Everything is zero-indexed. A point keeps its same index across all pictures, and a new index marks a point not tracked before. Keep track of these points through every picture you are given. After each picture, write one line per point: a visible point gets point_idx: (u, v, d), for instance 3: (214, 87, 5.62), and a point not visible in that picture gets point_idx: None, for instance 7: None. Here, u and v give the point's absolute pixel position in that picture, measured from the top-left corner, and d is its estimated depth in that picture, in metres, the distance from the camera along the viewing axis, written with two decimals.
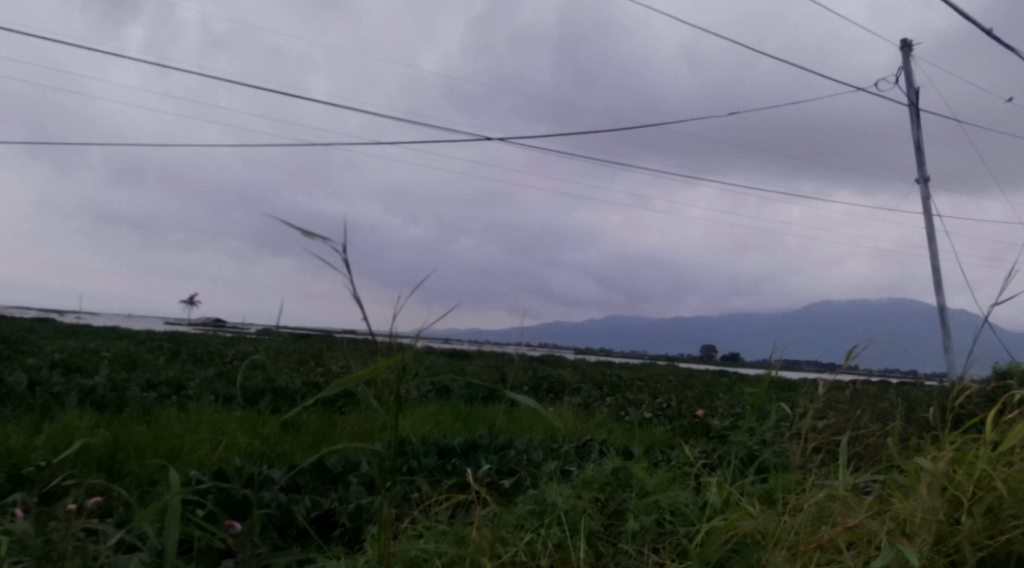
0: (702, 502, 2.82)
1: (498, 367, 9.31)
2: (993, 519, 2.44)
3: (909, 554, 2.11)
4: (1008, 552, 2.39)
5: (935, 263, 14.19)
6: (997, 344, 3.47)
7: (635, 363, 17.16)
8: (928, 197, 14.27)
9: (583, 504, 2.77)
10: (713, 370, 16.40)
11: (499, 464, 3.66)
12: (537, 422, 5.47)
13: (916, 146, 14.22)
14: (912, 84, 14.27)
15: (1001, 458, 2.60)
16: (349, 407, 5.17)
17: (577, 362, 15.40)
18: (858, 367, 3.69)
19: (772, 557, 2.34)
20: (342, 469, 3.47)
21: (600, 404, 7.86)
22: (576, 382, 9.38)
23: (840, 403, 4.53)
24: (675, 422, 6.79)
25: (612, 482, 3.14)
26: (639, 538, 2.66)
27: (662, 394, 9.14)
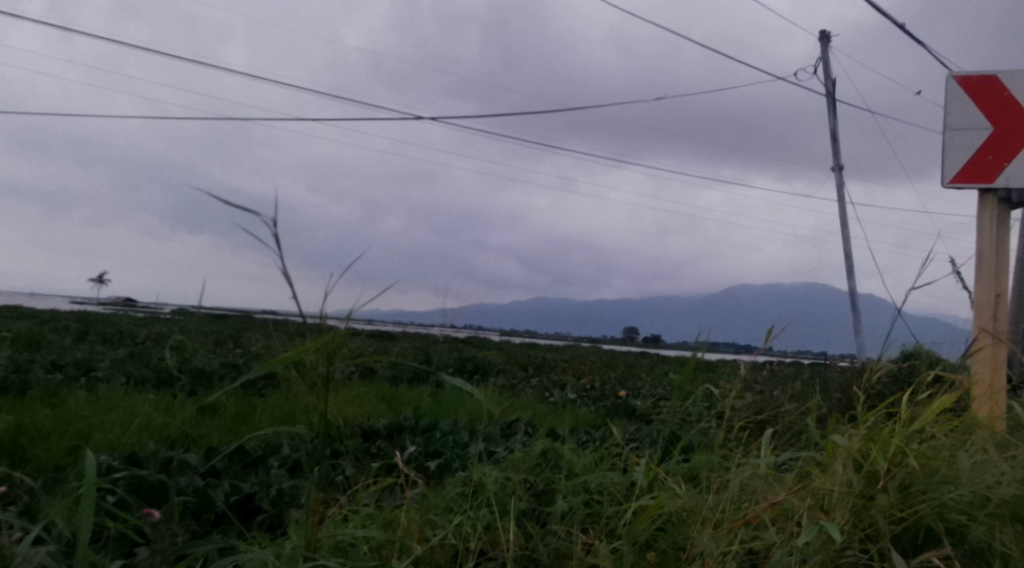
0: (629, 481, 2.83)
1: (422, 348, 9.24)
2: (905, 494, 2.51)
3: (830, 530, 2.16)
4: (919, 525, 2.47)
5: (847, 249, 14.77)
6: (908, 328, 3.61)
7: (558, 345, 17.31)
8: (842, 185, 14.79)
9: (512, 485, 2.75)
10: (634, 351, 16.67)
11: (425, 446, 3.62)
12: (463, 404, 5.45)
13: (831, 136, 14.72)
14: (829, 75, 14.73)
15: (913, 435, 2.69)
16: (270, 389, 5.04)
17: (502, 344, 15.44)
18: (777, 349, 3.79)
19: (699, 534, 2.37)
20: (262, 452, 3.37)
21: (525, 385, 7.89)
22: (501, 363, 9.40)
23: (759, 384, 4.65)
24: (599, 403, 6.88)
25: (542, 463, 3.13)
26: (567, 518, 2.65)
27: (587, 375, 9.24)
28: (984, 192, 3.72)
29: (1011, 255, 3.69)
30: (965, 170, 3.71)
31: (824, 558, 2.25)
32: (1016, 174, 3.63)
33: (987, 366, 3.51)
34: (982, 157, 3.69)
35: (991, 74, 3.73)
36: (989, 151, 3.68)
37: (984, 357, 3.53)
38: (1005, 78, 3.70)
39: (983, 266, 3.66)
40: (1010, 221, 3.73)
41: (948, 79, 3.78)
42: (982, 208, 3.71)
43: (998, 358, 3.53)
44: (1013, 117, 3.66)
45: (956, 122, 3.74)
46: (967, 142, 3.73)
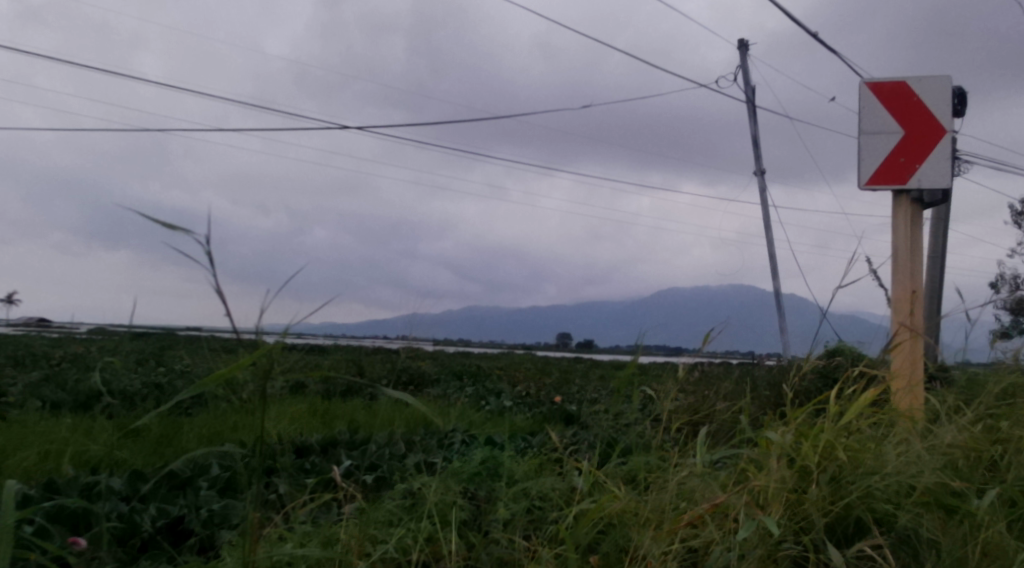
0: (569, 486, 2.83)
1: (354, 361, 9.10)
2: (836, 486, 2.57)
3: (768, 525, 2.20)
4: (849, 516, 2.52)
5: (771, 250, 15.22)
6: (832, 326, 3.73)
7: (493, 353, 17.29)
8: (764, 189, 15.20)
9: (451, 496, 2.73)
10: (568, 357, 16.77)
11: (361, 459, 3.55)
12: (398, 416, 5.38)
13: (751, 141, 15.13)
14: (749, 82, 15.15)
15: (840, 428, 2.77)
16: (197, 408, 4.89)
17: (435, 354, 15.35)
18: (709, 350, 3.88)
19: (640, 536, 2.37)
20: (191, 473, 3.25)
21: (461, 394, 7.85)
22: (435, 373, 9.33)
23: (692, 385, 4.73)
24: (535, 410, 6.88)
25: (482, 472, 3.10)
26: (510, 526, 2.63)
27: (521, 382, 9.25)
28: (897, 193, 3.86)
29: (925, 253, 3.83)
30: (879, 172, 3.85)
31: (763, 554, 2.29)
32: (927, 176, 3.78)
33: (906, 359, 3.62)
34: (895, 159, 3.84)
35: (901, 80, 3.88)
36: (902, 154, 3.83)
37: (903, 351, 3.64)
38: (914, 84, 3.86)
39: (899, 265, 3.80)
40: (922, 220, 3.89)
41: (860, 84, 3.92)
42: (897, 208, 3.85)
43: (916, 352, 3.65)
44: (922, 121, 3.81)
45: (870, 126, 3.88)
46: (881, 145, 3.87)
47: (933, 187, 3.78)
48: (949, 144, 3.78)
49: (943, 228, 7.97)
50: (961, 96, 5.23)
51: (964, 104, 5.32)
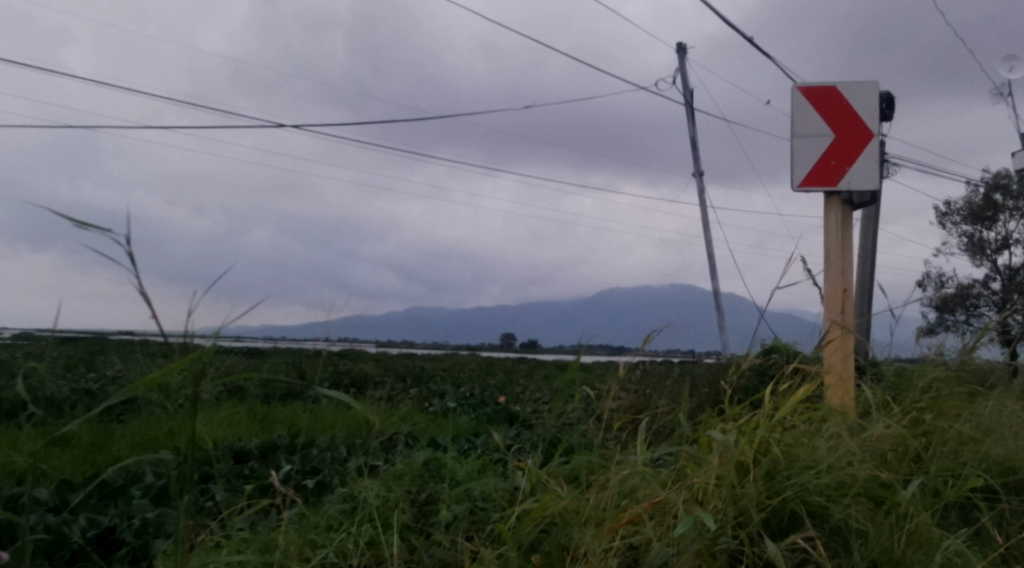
0: (511, 486, 2.84)
1: (295, 364, 8.96)
2: (771, 481, 2.62)
3: (705, 520, 2.24)
4: (784, 509, 2.58)
5: (710, 250, 15.50)
6: (768, 324, 3.81)
7: (436, 355, 17.20)
8: (702, 190, 15.48)
9: (392, 499, 2.71)
10: (511, 357, 16.77)
11: (301, 464, 3.50)
12: (340, 420, 5.32)
13: (690, 143, 15.38)
14: (687, 85, 15.40)
15: (775, 424, 2.83)
16: (129, 414, 4.75)
17: (378, 356, 15.22)
18: (650, 349, 3.93)
19: (581, 535, 2.38)
20: (123, 481, 3.16)
21: (404, 396, 7.80)
22: (378, 375, 9.25)
23: (634, 384, 4.78)
24: (479, 411, 6.89)
25: (424, 473, 3.08)
26: (452, 527, 2.63)
27: (465, 383, 9.24)
28: (829, 195, 3.98)
29: (855, 252, 3.95)
30: (812, 175, 3.95)
31: (701, 548, 2.33)
32: (857, 178, 3.90)
33: (838, 356, 3.72)
34: (827, 162, 3.95)
35: (831, 84, 3.99)
36: (833, 157, 3.94)
37: (834, 348, 3.74)
38: (844, 89, 3.98)
39: (831, 264, 3.91)
40: (852, 221, 4.01)
41: (793, 89, 4.02)
42: (828, 209, 3.96)
43: (847, 349, 3.75)
44: (852, 125, 3.93)
45: (803, 130, 3.98)
46: (812, 148, 3.97)
47: (862, 189, 3.90)
48: (877, 147, 3.90)
49: (874, 228, 8.22)
50: (888, 100, 5.40)
51: (892, 109, 5.49)
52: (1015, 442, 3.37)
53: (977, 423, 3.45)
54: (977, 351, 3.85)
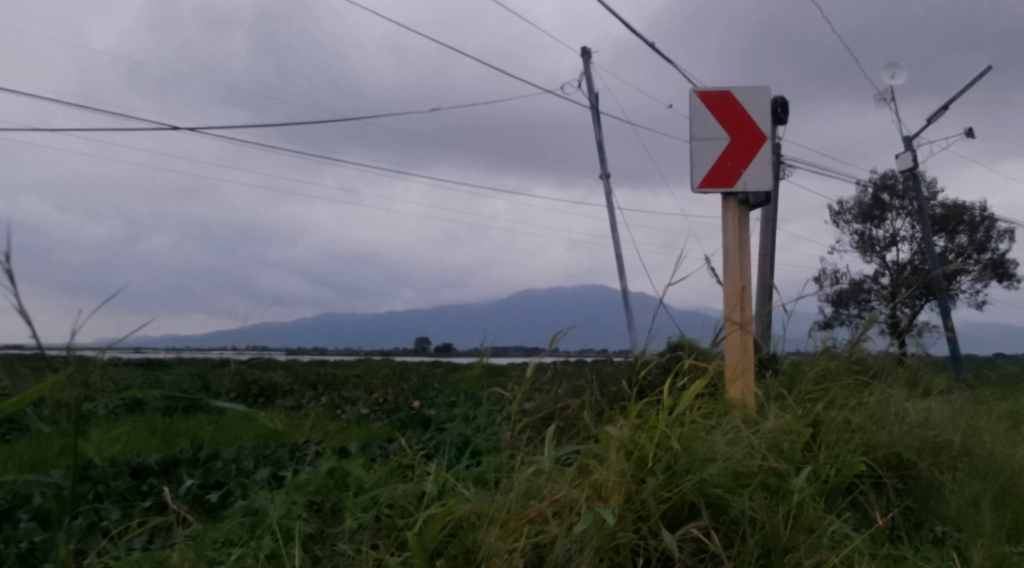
0: (418, 491, 2.83)
1: (199, 375, 8.68)
2: (671, 474, 2.69)
3: (604, 516, 2.29)
4: (683, 501, 2.65)
5: (618, 251, 15.81)
6: (670, 320, 3.90)
7: (349, 361, 16.94)
8: (609, 193, 15.77)
9: (295, 509, 2.67)
10: (425, 361, 16.68)
11: (204, 477, 3.39)
12: (246, 431, 5.17)
13: (597, 145, 15.63)
14: (593, 89, 15.66)
15: (674, 420, 2.91)
16: (18, 433, 4.51)
17: (288, 364, 14.90)
18: (558, 348, 3.97)
19: (485, 537, 2.40)
20: (8, 505, 3.01)
21: (315, 404, 7.66)
22: (287, 383, 9.05)
23: (545, 385, 4.82)
24: (391, 416, 6.83)
25: (329, 483, 3.03)
26: (357, 536, 2.61)
27: (379, 389, 9.14)
28: (726, 196, 4.12)
29: (751, 250, 4.09)
30: (710, 176, 4.09)
31: (599, 544, 2.37)
32: (751, 179, 4.05)
33: (737, 351, 3.84)
34: (723, 164, 4.09)
35: (726, 89, 4.13)
36: (729, 159, 4.09)
37: (734, 342, 3.86)
38: (738, 94, 4.12)
39: (729, 262, 4.05)
40: (749, 221, 4.16)
41: (689, 93, 4.14)
42: (726, 210, 4.10)
43: (746, 343, 3.86)
44: (745, 129, 4.08)
45: (700, 133, 4.11)
46: (709, 150, 4.11)
47: (757, 190, 4.06)
48: (769, 149, 4.07)
49: (771, 228, 8.54)
50: (782, 104, 5.62)
51: (785, 113, 5.72)
52: (898, 429, 3.57)
53: (865, 412, 3.64)
54: (863, 343, 4.08)
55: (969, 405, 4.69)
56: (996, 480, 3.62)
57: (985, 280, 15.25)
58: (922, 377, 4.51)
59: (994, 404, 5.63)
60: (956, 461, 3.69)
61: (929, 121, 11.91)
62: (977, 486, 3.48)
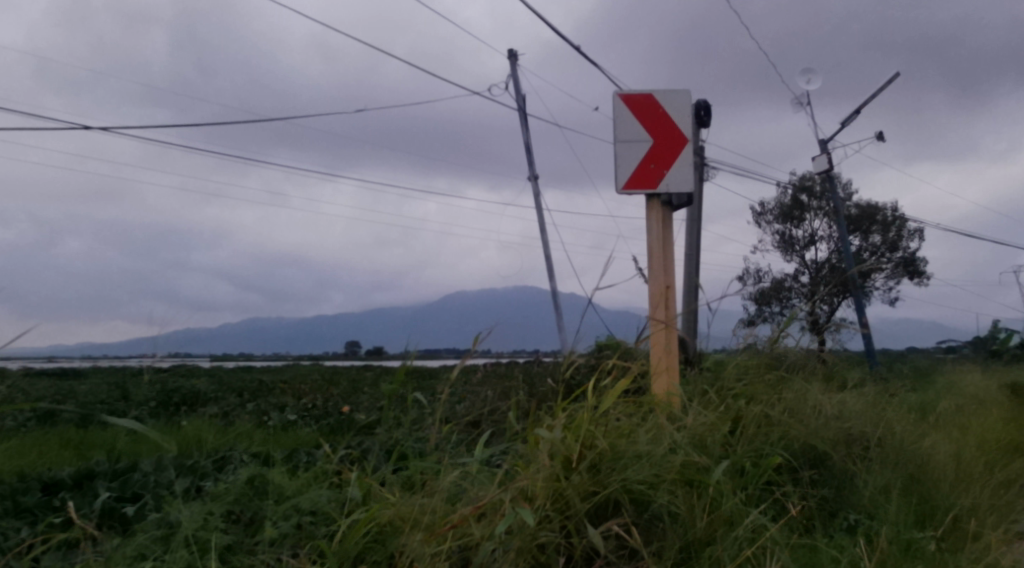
0: (342, 497, 2.79)
1: (117, 385, 8.37)
2: (596, 473, 2.71)
3: (526, 516, 2.30)
4: (608, 499, 2.67)
5: (548, 252, 15.92)
6: (596, 320, 3.92)
7: (276, 366, 16.61)
8: (538, 194, 15.87)
9: (212, 521, 2.60)
10: (355, 365, 16.47)
11: (120, 490, 3.27)
12: (166, 440, 5.01)
13: (525, 147, 15.70)
14: (520, 91, 15.74)
15: (599, 419, 2.93)
16: None
17: (212, 371, 14.52)
18: (486, 350, 3.95)
19: (409, 541, 2.38)
20: None
21: (240, 411, 7.48)
22: (211, 391, 8.81)
23: (475, 387, 4.81)
24: (319, 422, 6.72)
25: (248, 491, 2.96)
26: (277, 546, 2.56)
27: (307, 395, 8.98)
28: (649, 197, 4.18)
29: (675, 251, 4.17)
30: (633, 178, 4.15)
31: (522, 545, 2.38)
32: (674, 181, 4.13)
33: (662, 350, 3.89)
34: (646, 166, 4.15)
35: (648, 92, 4.20)
36: (652, 161, 4.15)
37: (659, 342, 3.90)
38: (660, 97, 4.20)
39: (654, 262, 4.12)
40: (672, 221, 4.23)
41: (613, 96, 4.20)
42: (650, 211, 4.17)
43: (671, 342, 3.91)
44: (667, 131, 4.16)
45: (622, 135, 4.18)
46: (633, 153, 4.17)
47: (679, 191, 4.14)
48: (690, 151, 4.15)
49: (696, 228, 8.72)
50: (704, 108, 5.75)
51: (708, 116, 5.85)
52: (813, 423, 3.70)
53: (783, 407, 3.74)
54: (782, 340, 4.20)
55: (882, 398, 4.86)
56: (906, 469, 3.78)
57: (897, 277, 15.90)
58: (838, 371, 4.67)
59: (905, 395, 5.87)
60: (868, 452, 3.83)
61: (843, 125, 12.36)
62: (887, 475, 3.63)
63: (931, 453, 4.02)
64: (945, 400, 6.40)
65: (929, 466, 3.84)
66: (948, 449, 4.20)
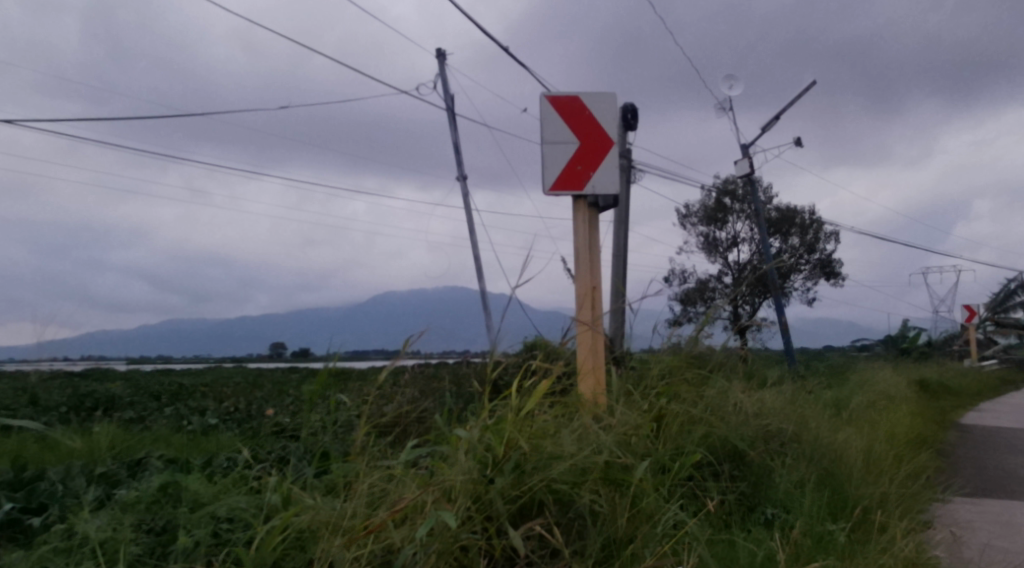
0: (261, 502, 2.72)
1: (24, 389, 7.99)
2: (520, 473, 2.71)
3: (447, 518, 2.28)
4: (531, 499, 2.67)
5: (476, 252, 15.91)
6: (521, 318, 3.87)
7: (197, 369, 16.14)
8: (467, 194, 15.83)
9: (121, 531, 2.51)
10: (280, 367, 16.13)
11: (25, 500, 3.12)
12: (77, 447, 4.80)
13: (454, 147, 15.65)
14: (448, 90, 15.67)
15: (523, 419, 2.92)
16: None
17: (129, 374, 14.01)
18: (411, 350, 3.89)
19: (328, 547, 2.34)
20: None
21: (158, 416, 7.23)
22: (128, 395, 8.50)
23: (401, 389, 4.76)
24: (241, 426, 6.55)
25: (161, 499, 2.86)
26: (191, 555, 2.48)
27: (229, 398, 8.75)
28: (576, 199, 4.21)
29: (602, 251, 4.21)
30: (560, 179, 4.17)
31: (443, 548, 2.36)
32: (600, 182, 4.17)
33: (587, 349, 3.94)
34: (573, 167, 4.18)
35: (575, 94, 4.23)
36: (579, 162, 4.18)
37: (585, 343, 3.94)
38: (586, 100, 4.22)
39: (580, 263, 4.15)
40: (598, 222, 4.27)
41: (540, 97, 4.21)
42: (577, 213, 4.20)
43: (597, 342, 3.97)
44: (594, 133, 4.19)
45: (549, 136, 4.19)
46: (560, 154, 4.19)
47: (605, 193, 4.18)
48: (615, 153, 4.19)
49: (623, 230, 8.83)
50: (631, 111, 5.82)
51: (634, 119, 5.92)
52: (733, 421, 3.78)
53: (705, 405, 3.81)
54: (704, 339, 4.24)
55: (799, 395, 5.00)
56: (820, 463, 3.90)
57: (815, 278, 16.43)
58: (757, 369, 4.77)
59: (821, 392, 6.06)
60: (785, 448, 3.93)
61: (763, 130, 12.70)
62: (802, 470, 3.74)
63: (844, 447, 4.16)
64: (859, 397, 6.63)
65: (842, 461, 3.97)
66: (859, 443, 4.35)
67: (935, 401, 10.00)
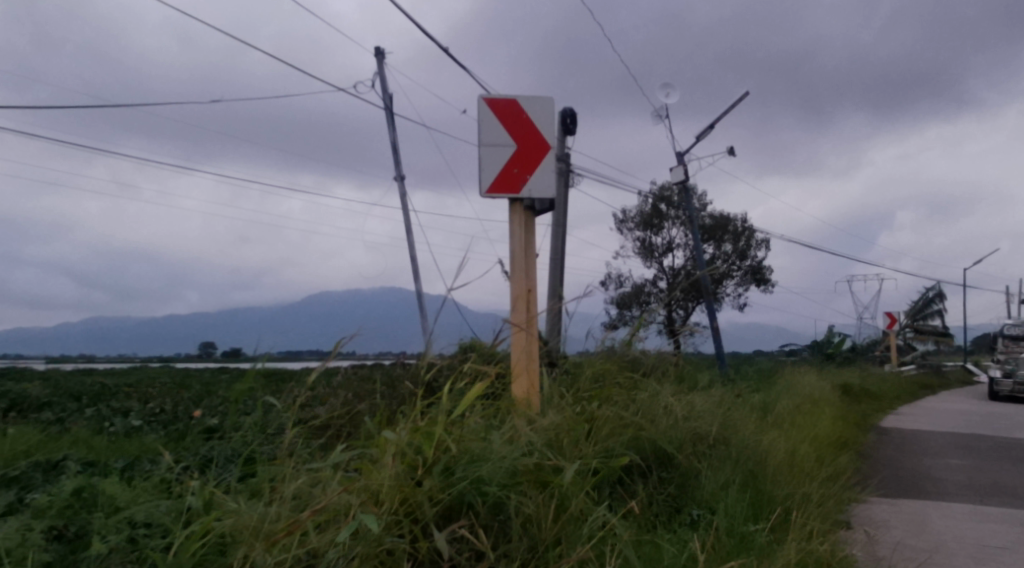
0: (181, 506, 2.64)
1: None
2: (448, 476, 2.69)
3: (369, 521, 2.26)
4: (458, 501, 2.66)
5: (413, 253, 15.81)
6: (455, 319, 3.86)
7: (121, 369, 15.62)
8: (404, 195, 15.73)
9: (30, 538, 2.41)
10: (208, 367, 15.73)
11: None
12: None
13: (391, 146, 15.52)
14: (386, 90, 15.54)
15: (452, 420, 2.91)
16: None
17: (48, 374, 13.48)
18: (343, 351, 3.84)
19: (247, 552, 2.29)
20: None
21: (77, 417, 6.97)
22: (46, 395, 8.17)
23: (333, 390, 4.69)
24: (167, 428, 6.37)
25: (75, 504, 2.76)
26: (105, 561, 2.40)
27: (154, 398, 8.48)
28: (512, 202, 4.22)
29: (538, 254, 4.21)
30: (496, 182, 4.17)
31: (365, 552, 2.34)
32: (536, 186, 4.18)
33: (523, 352, 3.90)
34: (509, 171, 4.19)
35: (513, 98, 4.23)
36: (515, 165, 4.19)
37: (520, 347, 3.91)
38: (524, 103, 4.23)
39: (516, 266, 4.15)
40: (534, 226, 4.28)
41: (478, 100, 4.20)
42: (513, 215, 4.21)
43: (532, 346, 3.92)
44: (530, 138, 4.20)
45: (486, 139, 4.19)
46: (496, 157, 4.19)
47: (541, 197, 4.19)
48: (552, 158, 4.22)
49: (560, 233, 8.89)
50: (570, 116, 5.85)
51: (573, 124, 5.96)
52: (662, 425, 3.84)
53: (635, 409, 3.86)
54: (638, 342, 4.28)
55: (728, 398, 5.11)
56: (745, 465, 3.98)
57: (746, 284, 16.81)
58: (688, 373, 4.85)
59: (749, 396, 6.20)
60: (712, 450, 4.01)
61: (697, 139, 12.93)
62: (728, 472, 3.81)
63: (768, 450, 4.26)
64: (784, 400, 6.82)
65: (766, 463, 4.06)
66: (783, 446, 4.46)
67: (856, 405, 10.33)
